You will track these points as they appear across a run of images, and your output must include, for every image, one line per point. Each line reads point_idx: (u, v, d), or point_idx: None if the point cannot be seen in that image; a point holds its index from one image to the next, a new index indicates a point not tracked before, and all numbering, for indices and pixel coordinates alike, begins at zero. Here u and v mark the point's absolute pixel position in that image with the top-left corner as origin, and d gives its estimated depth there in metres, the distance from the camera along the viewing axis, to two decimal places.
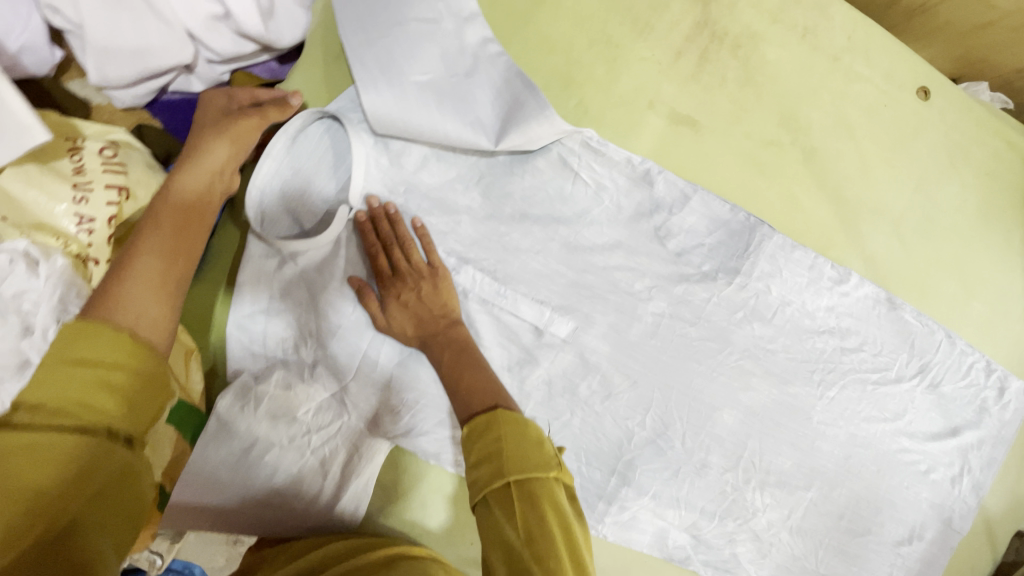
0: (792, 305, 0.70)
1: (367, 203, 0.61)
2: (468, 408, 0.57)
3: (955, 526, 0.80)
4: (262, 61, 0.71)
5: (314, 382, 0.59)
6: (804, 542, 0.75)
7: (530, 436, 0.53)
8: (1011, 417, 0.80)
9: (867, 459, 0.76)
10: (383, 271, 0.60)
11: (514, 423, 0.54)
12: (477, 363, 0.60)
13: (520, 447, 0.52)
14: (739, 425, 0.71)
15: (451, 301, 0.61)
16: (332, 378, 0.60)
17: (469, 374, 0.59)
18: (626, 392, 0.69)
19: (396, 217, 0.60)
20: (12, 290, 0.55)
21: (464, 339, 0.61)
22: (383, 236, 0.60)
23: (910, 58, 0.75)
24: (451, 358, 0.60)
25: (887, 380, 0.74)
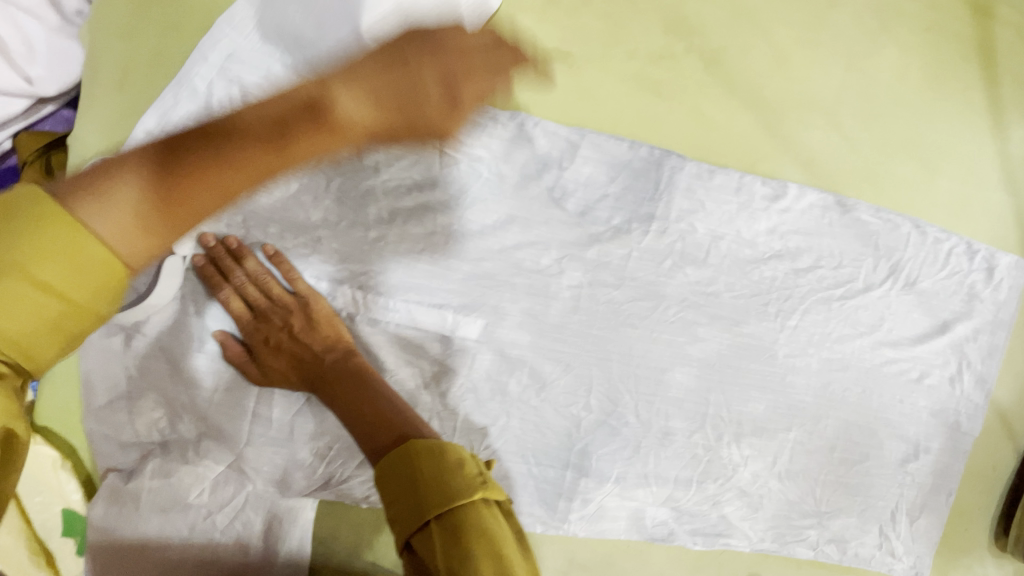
0: (725, 238, 0.61)
1: (203, 243, 0.52)
2: (370, 444, 0.47)
3: (963, 427, 0.72)
4: (48, 114, 0.58)
5: (200, 460, 0.53)
6: (797, 486, 0.69)
7: (450, 460, 0.43)
8: (1005, 296, 0.71)
9: (850, 381, 0.68)
10: (242, 314, 0.52)
11: (426, 449, 0.44)
12: (378, 393, 0.51)
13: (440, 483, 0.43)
14: (695, 380, 0.64)
15: (333, 327, 0.53)
16: (220, 450, 0.53)
17: (368, 409, 0.49)
18: (562, 378, 0.61)
19: (241, 251, 0.52)
20: None
21: (359, 368, 0.53)
22: (232, 277, 0.52)
23: None
24: (347, 395, 0.51)
25: (855, 292, 0.66)
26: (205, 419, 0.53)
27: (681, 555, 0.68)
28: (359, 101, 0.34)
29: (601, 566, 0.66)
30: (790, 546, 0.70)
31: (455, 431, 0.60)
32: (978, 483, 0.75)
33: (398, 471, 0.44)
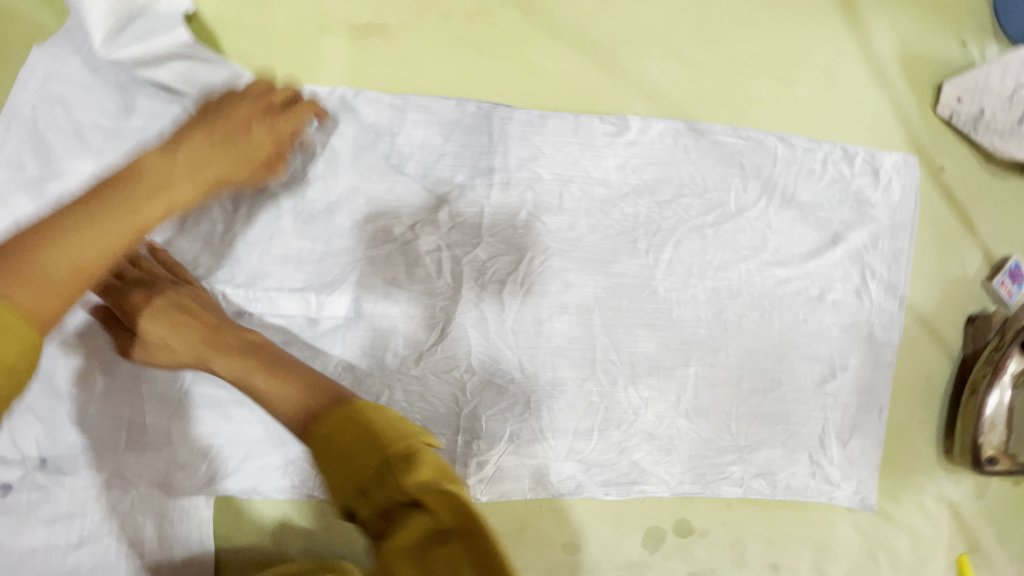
0: (575, 180, 0.61)
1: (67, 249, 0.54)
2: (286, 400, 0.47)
3: (880, 338, 0.70)
4: None
5: (85, 468, 0.56)
6: (708, 422, 0.67)
7: (389, 416, 0.41)
8: (899, 197, 0.69)
9: (744, 307, 0.67)
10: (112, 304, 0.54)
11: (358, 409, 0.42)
12: (280, 360, 0.51)
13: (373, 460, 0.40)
14: (577, 327, 0.64)
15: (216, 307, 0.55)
16: (103, 457, 0.56)
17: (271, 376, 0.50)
18: (438, 345, 0.61)
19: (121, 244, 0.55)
20: None
21: (254, 340, 0.53)
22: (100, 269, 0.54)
23: None
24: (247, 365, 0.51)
25: (728, 216, 0.66)
26: (84, 427, 0.55)
27: (598, 508, 0.66)
28: (207, 153, 0.50)
29: (516, 532, 0.65)
30: (714, 486, 0.67)
31: None
32: (911, 395, 0.72)
33: (342, 431, 0.41)
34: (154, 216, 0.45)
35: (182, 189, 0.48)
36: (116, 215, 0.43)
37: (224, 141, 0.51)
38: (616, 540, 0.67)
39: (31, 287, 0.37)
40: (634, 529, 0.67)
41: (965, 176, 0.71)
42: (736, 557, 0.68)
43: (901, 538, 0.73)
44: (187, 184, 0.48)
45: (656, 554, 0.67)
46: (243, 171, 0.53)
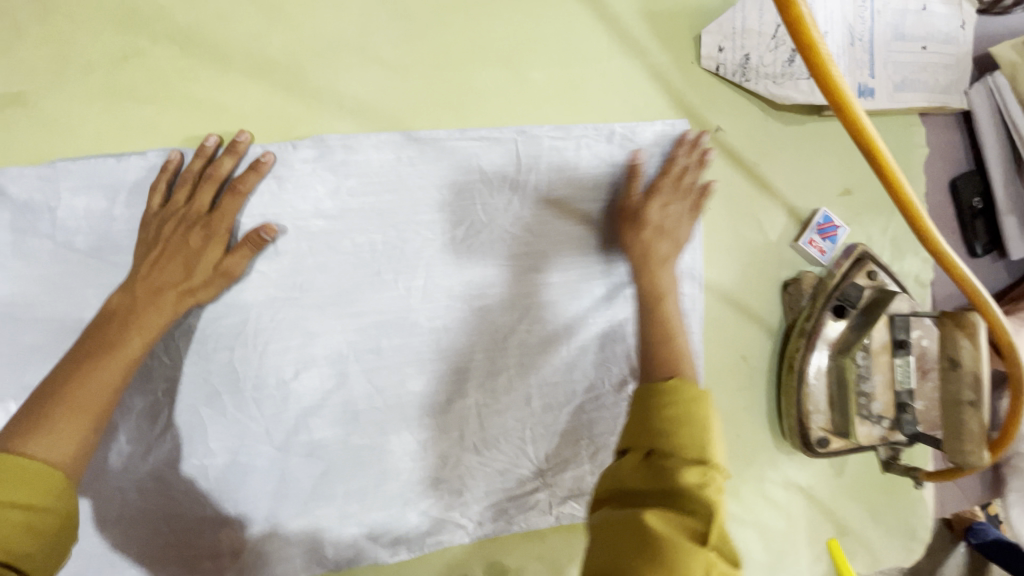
0: (283, 220, 0.55)
1: None
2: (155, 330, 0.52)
3: (679, 327, 0.65)
4: None
5: None
6: (503, 450, 0.62)
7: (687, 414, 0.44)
8: (672, 169, 0.63)
9: (520, 321, 0.62)
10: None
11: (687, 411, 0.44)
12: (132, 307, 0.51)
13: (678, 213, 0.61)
14: (329, 380, 0.58)
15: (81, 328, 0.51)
16: None
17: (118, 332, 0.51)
18: (165, 433, 0.55)
19: None
20: None
21: (114, 309, 0.52)
22: None
23: None
24: (110, 330, 0.50)
25: (479, 226, 0.59)
26: None
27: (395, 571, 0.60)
28: (140, 312, 0.51)
29: None
30: (520, 519, 0.62)
31: None
32: (728, 381, 0.66)
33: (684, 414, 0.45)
34: (99, 405, 0.48)
35: (135, 344, 0.51)
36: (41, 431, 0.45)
37: (157, 302, 0.52)
38: None
39: (59, 445, 0.45)
40: None
41: (747, 131, 0.64)
42: None
43: (748, 535, 0.67)
44: (77, 418, 0.46)
45: None
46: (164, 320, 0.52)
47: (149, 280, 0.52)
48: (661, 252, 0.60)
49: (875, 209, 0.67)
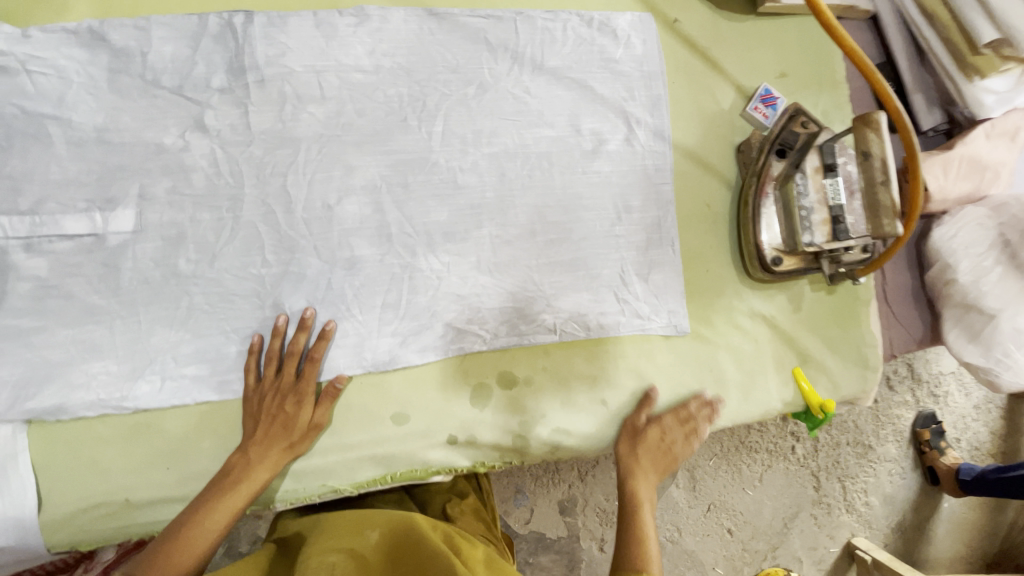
0: (329, 70, 0.68)
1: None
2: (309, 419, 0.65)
3: (655, 179, 0.78)
4: None
5: None
6: (511, 277, 0.73)
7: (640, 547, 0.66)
8: (642, 50, 0.78)
9: (523, 167, 0.74)
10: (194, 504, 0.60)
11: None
12: (268, 398, 0.64)
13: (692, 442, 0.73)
14: (366, 207, 0.68)
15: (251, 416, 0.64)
16: None
17: (271, 411, 0.64)
18: (228, 244, 0.65)
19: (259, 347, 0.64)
20: None
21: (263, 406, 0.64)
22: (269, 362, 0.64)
23: None
24: (261, 425, 0.63)
25: (487, 87, 0.73)
26: None
27: (422, 377, 0.70)
28: (265, 454, 0.63)
29: (340, 412, 0.67)
30: (528, 335, 0.73)
31: (145, 318, 0.64)
32: (696, 224, 0.79)
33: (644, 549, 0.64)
34: (216, 531, 0.60)
35: (254, 475, 0.62)
36: (193, 531, 0.59)
37: (270, 450, 0.63)
38: (444, 405, 0.70)
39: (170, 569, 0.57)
40: (460, 390, 0.71)
41: (701, 24, 0.80)
42: (565, 401, 0.73)
43: (722, 357, 0.78)
44: (214, 518, 0.60)
45: (486, 411, 0.71)
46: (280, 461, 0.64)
47: (274, 415, 0.64)
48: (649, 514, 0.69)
49: (808, 86, 0.83)
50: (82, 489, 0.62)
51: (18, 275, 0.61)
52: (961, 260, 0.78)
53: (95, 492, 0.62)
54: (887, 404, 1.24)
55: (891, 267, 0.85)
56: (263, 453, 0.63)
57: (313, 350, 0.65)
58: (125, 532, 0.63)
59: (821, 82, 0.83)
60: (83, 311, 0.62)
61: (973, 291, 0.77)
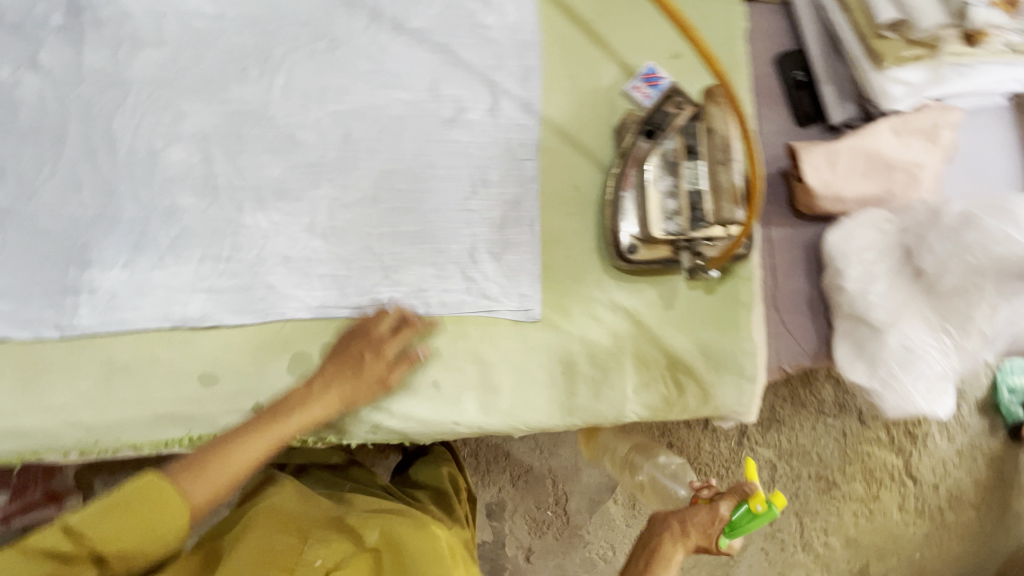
0: (169, 15, 0.67)
1: None
2: (352, 397, 0.66)
3: (518, 153, 0.73)
4: None
5: None
6: (348, 241, 0.70)
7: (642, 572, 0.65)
8: (516, 18, 0.74)
9: (372, 129, 0.71)
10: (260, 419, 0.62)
11: None
12: (353, 356, 0.66)
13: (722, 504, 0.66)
14: (194, 155, 0.67)
15: (334, 361, 0.67)
16: None
17: (322, 379, 0.65)
18: (46, 181, 0.64)
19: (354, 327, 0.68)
20: None
21: (337, 364, 0.66)
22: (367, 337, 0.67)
23: None
24: (335, 389, 0.65)
25: (338, 44, 0.70)
26: None
27: (236, 337, 0.67)
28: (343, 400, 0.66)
29: (143, 366, 0.65)
30: (359, 304, 0.69)
31: None
32: (560, 206, 0.73)
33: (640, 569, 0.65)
34: (259, 454, 0.60)
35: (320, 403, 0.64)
36: (216, 466, 0.57)
37: (333, 388, 0.65)
38: (258, 369, 0.67)
39: (201, 485, 0.56)
40: (278, 357, 0.67)
41: None
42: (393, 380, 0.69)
43: (575, 349, 0.72)
44: (257, 445, 0.60)
45: (304, 380, 0.67)
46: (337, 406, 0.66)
47: (351, 361, 0.66)
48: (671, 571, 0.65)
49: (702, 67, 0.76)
50: None
51: None
52: (851, 267, 0.70)
53: None
54: (857, 437, 1.09)
55: (784, 271, 0.77)
56: (320, 403, 0.64)
57: (400, 330, 0.68)
58: None
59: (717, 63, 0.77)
60: None
61: (861, 300, 0.69)
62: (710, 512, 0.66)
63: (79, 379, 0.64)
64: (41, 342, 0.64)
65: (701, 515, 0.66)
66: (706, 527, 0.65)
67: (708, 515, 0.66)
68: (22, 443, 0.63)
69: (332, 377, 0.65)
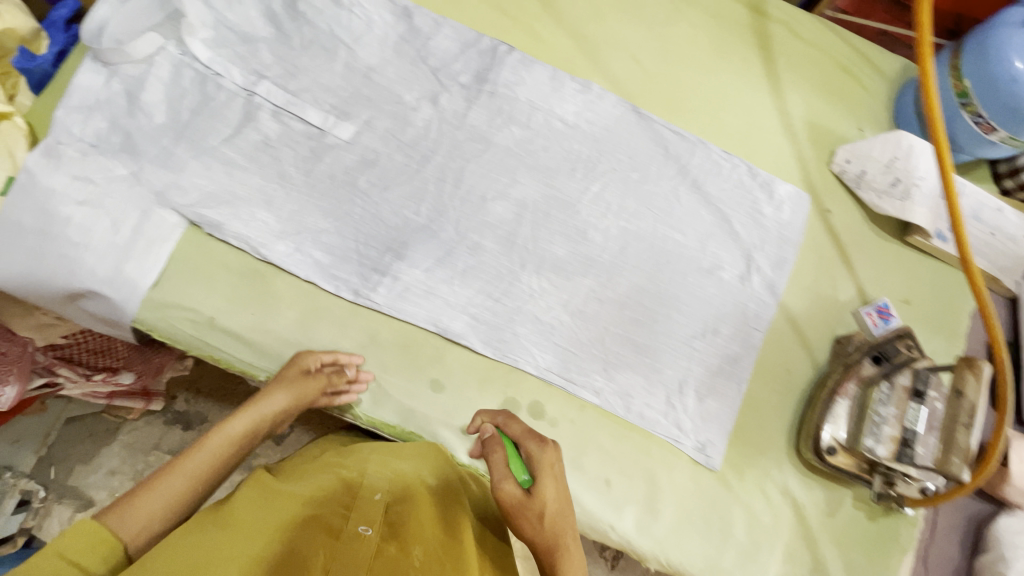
0: (541, 110, 0.85)
1: (244, 86, 0.80)
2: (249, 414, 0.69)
3: (754, 322, 0.82)
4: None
5: (114, 160, 0.75)
6: (589, 329, 0.79)
7: (541, 527, 0.60)
8: (788, 218, 0.86)
9: (643, 252, 0.82)
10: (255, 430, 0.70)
11: (549, 536, 0.60)
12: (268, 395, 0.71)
13: (493, 454, 0.64)
14: (509, 214, 0.82)
15: (272, 390, 0.71)
16: (128, 158, 0.75)
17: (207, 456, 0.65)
18: (402, 185, 0.81)
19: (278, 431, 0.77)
20: None
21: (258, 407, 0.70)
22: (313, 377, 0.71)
23: None
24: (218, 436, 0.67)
25: (647, 178, 0.85)
26: (132, 125, 0.77)
27: (474, 363, 0.77)
28: (262, 410, 0.70)
29: (398, 351, 0.77)
30: (577, 382, 0.77)
31: (312, 201, 0.78)
32: (769, 380, 0.81)
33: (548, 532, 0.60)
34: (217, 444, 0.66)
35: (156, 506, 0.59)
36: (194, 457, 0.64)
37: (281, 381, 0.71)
38: (477, 398, 0.76)
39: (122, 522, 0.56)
40: (495, 395, 0.77)
41: (848, 226, 0.89)
42: (575, 462, 0.75)
43: (735, 513, 0.76)
44: (230, 433, 0.67)
45: None
46: (301, 398, 0.71)
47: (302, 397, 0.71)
48: (574, 530, 0.62)
49: (924, 323, 0.86)
50: (182, 291, 0.74)
51: (254, 127, 0.79)
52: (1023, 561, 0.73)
53: (183, 300, 0.74)
54: None
55: (942, 530, 0.81)
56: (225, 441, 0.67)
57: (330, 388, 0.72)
58: (187, 340, 0.74)
59: (938, 326, 0.87)
60: (277, 173, 0.78)
61: None
62: (523, 492, 0.61)
63: (347, 339, 0.76)
64: (334, 298, 0.77)
65: (532, 519, 0.60)
66: (530, 508, 0.60)
67: (549, 458, 0.64)
68: (282, 367, 0.75)
69: (280, 395, 0.71)
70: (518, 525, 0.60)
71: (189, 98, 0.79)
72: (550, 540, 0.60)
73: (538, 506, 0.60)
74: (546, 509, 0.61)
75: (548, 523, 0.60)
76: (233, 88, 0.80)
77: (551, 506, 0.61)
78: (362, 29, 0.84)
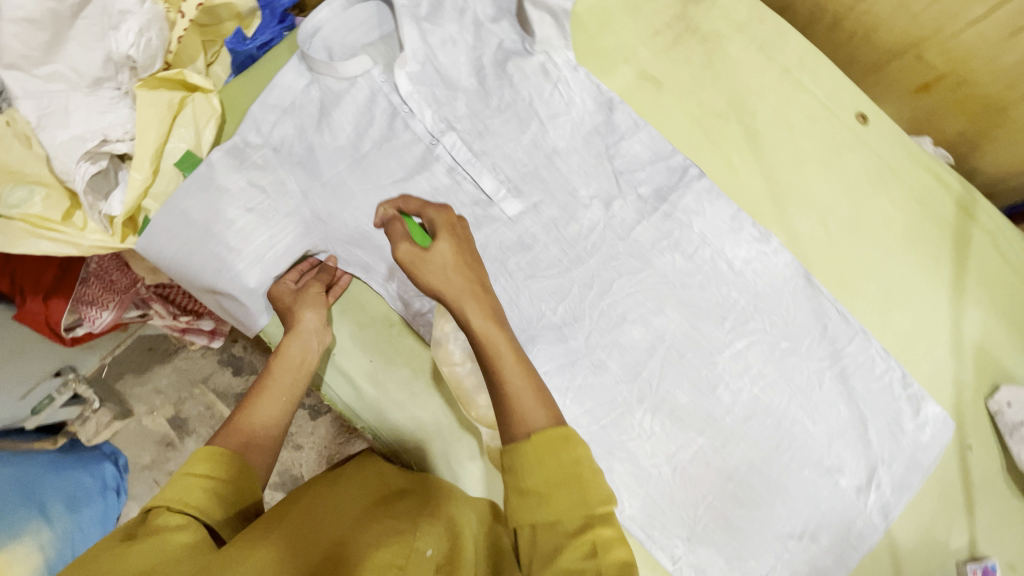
0: (711, 247, 0.81)
1: (432, 131, 0.78)
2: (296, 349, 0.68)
3: (853, 539, 0.77)
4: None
5: (289, 170, 0.75)
6: (686, 488, 0.76)
7: (447, 272, 0.59)
8: (927, 442, 0.80)
9: (766, 428, 0.78)
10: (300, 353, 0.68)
11: (449, 278, 0.58)
12: (301, 325, 0.70)
13: (393, 226, 0.63)
14: (645, 342, 0.78)
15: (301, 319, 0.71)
16: (303, 172, 0.76)
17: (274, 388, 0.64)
18: (549, 279, 0.78)
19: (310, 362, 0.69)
20: (121, 7, 0.72)
21: (299, 336, 0.70)
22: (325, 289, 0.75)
23: (853, 89, 0.87)
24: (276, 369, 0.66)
25: (795, 352, 0.80)
26: (317, 139, 0.77)
27: None
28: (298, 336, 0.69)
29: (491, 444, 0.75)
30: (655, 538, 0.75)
31: None
32: None
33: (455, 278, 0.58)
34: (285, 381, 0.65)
35: (257, 426, 0.59)
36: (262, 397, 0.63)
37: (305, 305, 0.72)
38: None
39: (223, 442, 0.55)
40: None
41: (987, 472, 0.81)
42: None
43: None
44: (287, 364, 0.67)
45: None
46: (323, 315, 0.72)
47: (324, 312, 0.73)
48: (482, 279, 0.60)
49: None
50: None
51: (427, 176, 0.78)
52: None
53: None
54: None
55: None
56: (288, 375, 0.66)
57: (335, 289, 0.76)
58: None
59: None
60: None
61: None
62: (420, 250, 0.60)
63: (448, 415, 0.75)
64: None
65: (435, 272, 0.58)
66: (421, 255, 0.59)
67: (446, 218, 0.64)
68: (382, 423, 0.76)
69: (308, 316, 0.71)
70: (419, 277, 0.59)
71: (376, 129, 0.78)
72: (453, 277, 0.58)
73: (437, 250, 0.59)
74: (441, 258, 0.59)
75: (451, 274, 0.58)
76: (420, 131, 0.78)
77: (453, 263, 0.60)
78: (560, 107, 0.81)
